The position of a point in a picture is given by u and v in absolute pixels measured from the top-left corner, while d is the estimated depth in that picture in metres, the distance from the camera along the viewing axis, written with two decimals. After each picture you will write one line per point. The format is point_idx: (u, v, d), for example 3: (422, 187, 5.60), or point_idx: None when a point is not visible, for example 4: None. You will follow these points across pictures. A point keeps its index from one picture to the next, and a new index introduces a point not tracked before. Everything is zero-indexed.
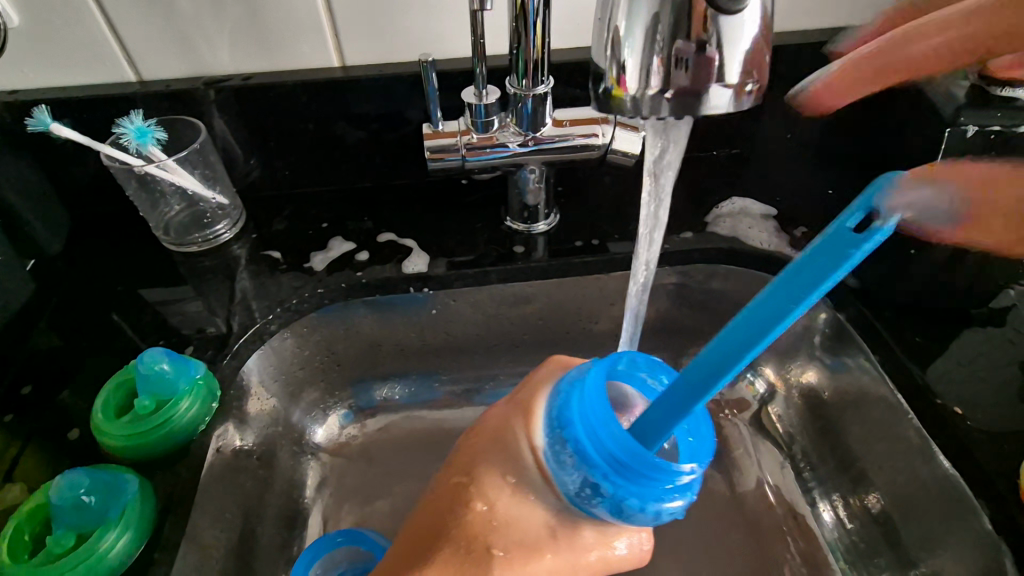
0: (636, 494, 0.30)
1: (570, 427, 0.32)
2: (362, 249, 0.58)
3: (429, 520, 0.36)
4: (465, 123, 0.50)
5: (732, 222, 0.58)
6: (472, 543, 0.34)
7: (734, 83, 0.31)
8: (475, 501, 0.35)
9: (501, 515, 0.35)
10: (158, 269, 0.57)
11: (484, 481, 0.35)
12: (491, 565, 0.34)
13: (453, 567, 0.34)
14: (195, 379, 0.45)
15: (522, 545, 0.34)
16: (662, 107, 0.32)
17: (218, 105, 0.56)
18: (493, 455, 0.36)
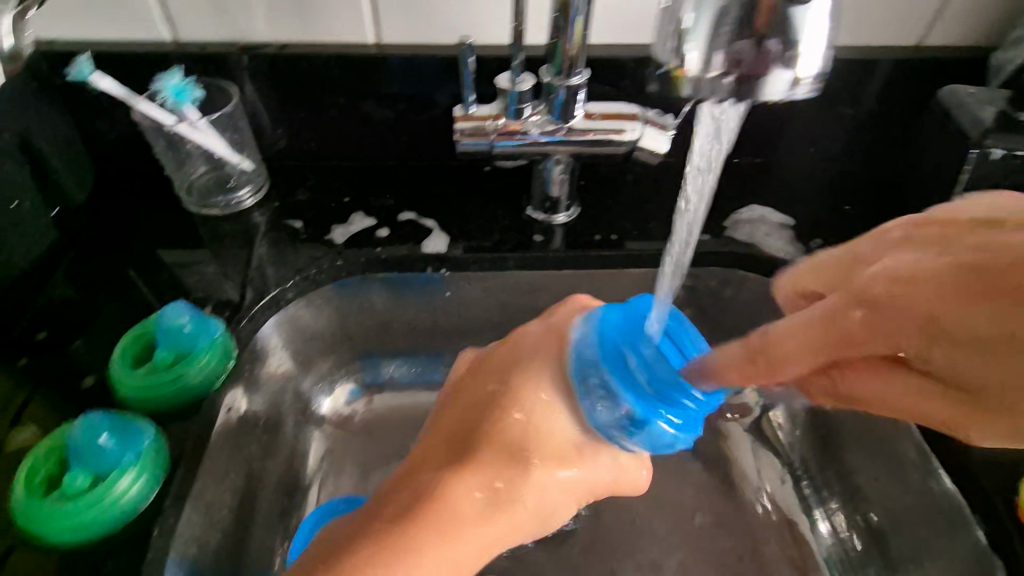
0: (661, 419, 0.34)
1: (610, 352, 0.36)
2: (383, 226, 0.58)
3: (463, 427, 0.40)
4: (497, 108, 0.51)
5: (750, 228, 0.58)
6: (512, 445, 0.38)
7: (800, 72, 0.30)
8: (510, 409, 0.39)
9: (537, 425, 0.38)
10: (179, 229, 0.57)
11: (520, 393, 0.39)
12: (530, 468, 0.38)
13: (495, 466, 0.37)
14: (214, 337, 0.45)
15: (551, 453, 0.38)
16: (721, 94, 0.31)
17: (251, 72, 0.56)
18: (530, 373, 0.40)
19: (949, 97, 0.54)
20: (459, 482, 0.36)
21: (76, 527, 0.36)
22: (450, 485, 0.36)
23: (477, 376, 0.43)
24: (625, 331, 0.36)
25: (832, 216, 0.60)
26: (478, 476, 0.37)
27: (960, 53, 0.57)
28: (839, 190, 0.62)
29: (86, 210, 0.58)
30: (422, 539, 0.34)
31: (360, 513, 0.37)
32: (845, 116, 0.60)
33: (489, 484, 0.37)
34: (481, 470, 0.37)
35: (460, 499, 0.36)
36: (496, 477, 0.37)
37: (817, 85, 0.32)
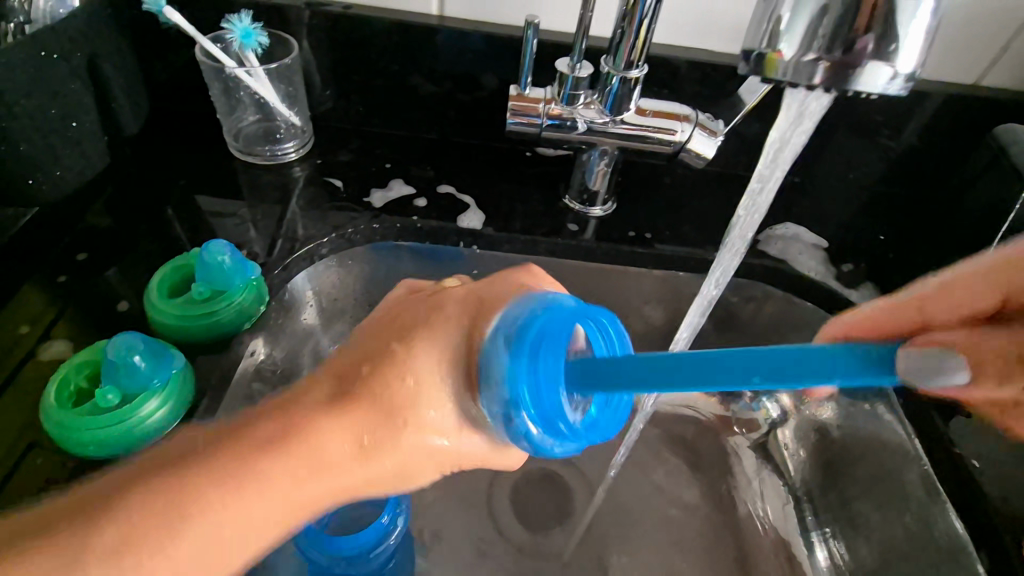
0: (524, 419, 0.28)
1: (522, 340, 0.29)
2: (420, 195, 0.59)
3: (345, 376, 0.32)
4: (551, 92, 0.51)
5: (784, 245, 0.58)
6: (389, 412, 0.31)
7: (896, 67, 0.31)
8: (399, 372, 0.31)
9: (423, 392, 0.31)
10: (222, 173, 0.58)
11: (422, 349, 0.31)
12: (400, 437, 0.31)
13: (360, 430, 0.30)
14: (251, 280, 0.46)
15: (428, 420, 0.31)
16: (818, 78, 0.32)
17: (312, 28, 0.57)
18: (428, 327, 0.32)
19: (1006, 133, 0.54)
20: (327, 436, 0.30)
21: (102, 440, 0.38)
22: (313, 440, 0.30)
23: (388, 320, 0.34)
24: (544, 318, 0.29)
25: (865, 242, 0.60)
26: (340, 439, 0.30)
27: (1015, 96, 0.56)
28: (875, 219, 0.62)
29: (133, 143, 0.59)
30: (262, 484, 0.29)
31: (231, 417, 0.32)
32: (888, 147, 0.60)
33: (357, 446, 0.31)
34: (349, 426, 0.30)
35: (323, 452, 0.30)
36: (361, 438, 0.31)
37: (908, 85, 0.32)
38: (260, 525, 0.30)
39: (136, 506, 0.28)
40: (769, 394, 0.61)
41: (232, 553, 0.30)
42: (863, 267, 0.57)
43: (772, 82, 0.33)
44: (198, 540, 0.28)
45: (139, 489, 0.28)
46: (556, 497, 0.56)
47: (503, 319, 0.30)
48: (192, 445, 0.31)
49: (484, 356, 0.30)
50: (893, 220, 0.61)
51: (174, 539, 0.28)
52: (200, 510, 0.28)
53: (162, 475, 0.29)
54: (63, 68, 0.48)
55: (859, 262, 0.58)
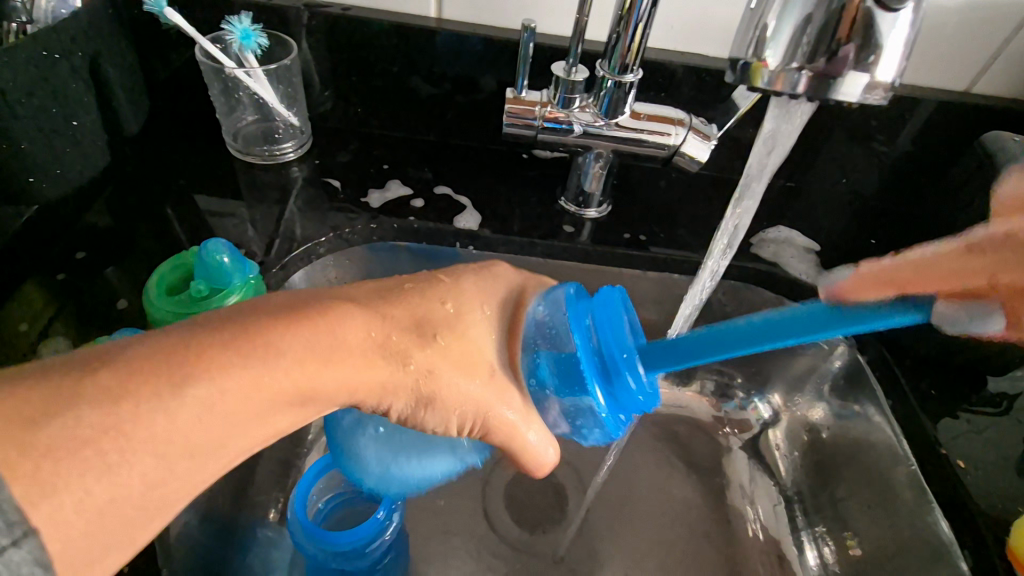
0: (598, 396, 0.33)
1: (581, 332, 0.33)
2: (418, 196, 0.59)
3: (386, 291, 0.35)
4: (547, 95, 0.52)
5: (776, 248, 0.59)
6: (422, 323, 0.33)
7: (873, 77, 0.32)
8: (441, 298, 0.35)
9: (457, 312, 0.34)
10: (221, 173, 0.59)
11: (462, 282, 0.36)
12: (426, 350, 0.33)
13: (389, 333, 0.33)
14: (248, 278, 0.46)
15: (462, 338, 0.34)
16: (801, 86, 0.32)
17: (311, 29, 0.58)
18: (478, 274, 0.37)
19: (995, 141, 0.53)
20: (355, 325, 0.32)
21: None
22: (341, 320, 0.31)
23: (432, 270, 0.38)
24: (593, 311, 0.33)
25: (857, 246, 0.60)
26: (364, 332, 0.32)
27: (1006, 102, 0.57)
28: (867, 222, 0.63)
29: (133, 143, 0.59)
30: (277, 349, 0.29)
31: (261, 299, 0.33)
32: (881, 152, 0.61)
33: (379, 345, 0.32)
34: (382, 326, 0.33)
35: (346, 338, 0.31)
36: (387, 340, 0.33)
37: (889, 94, 0.33)
38: (262, 391, 0.29)
39: (143, 352, 0.27)
40: (761, 394, 0.62)
41: (223, 427, 0.28)
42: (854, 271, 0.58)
43: (758, 90, 0.34)
44: (198, 406, 0.27)
45: (156, 336, 0.27)
46: (549, 496, 0.57)
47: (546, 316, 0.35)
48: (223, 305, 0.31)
49: (540, 349, 0.35)
50: (883, 224, 0.62)
51: (178, 395, 0.26)
52: (206, 366, 0.27)
53: (178, 328, 0.28)
54: (64, 67, 0.49)
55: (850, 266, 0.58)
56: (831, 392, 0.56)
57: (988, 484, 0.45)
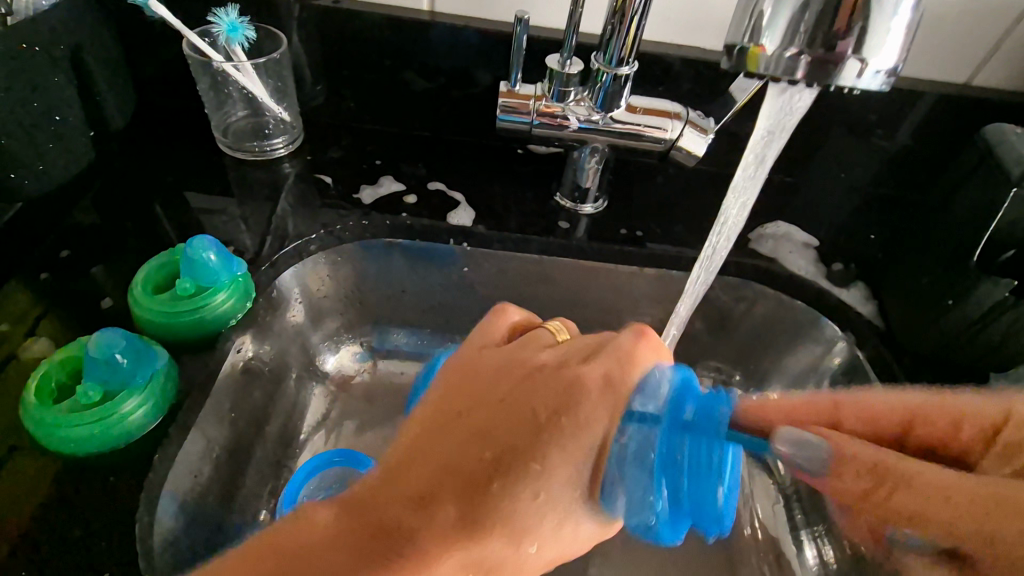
0: (664, 511, 0.28)
1: (674, 415, 0.28)
2: (411, 192, 0.58)
3: (460, 488, 0.28)
4: (542, 88, 0.51)
5: (775, 244, 0.58)
6: (518, 541, 0.28)
7: (873, 62, 0.31)
8: (530, 494, 0.28)
9: (549, 509, 0.29)
10: (210, 169, 0.58)
11: (554, 462, 0.29)
12: (520, 553, 0.29)
13: (484, 553, 0.28)
14: (236, 275, 0.46)
15: (547, 525, 0.29)
16: (799, 72, 0.31)
17: (302, 22, 0.57)
18: (569, 437, 0.29)
19: (994, 133, 0.53)
20: (446, 569, 0.27)
21: (86, 438, 0.37)
22: (443, 565, 0.27)
23: (505, 400, 0.31)
24: (700, 402, 0.28)
25: (856, 242, 0.60)
26: (454, 569, 0.28)
27: (1009, 95, 0.56)
28: (866, 217, 0.62)
29: (121, 139, 0.58)
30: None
31: (323, 526, 0.28)
32: (881, 146, 0.60)
33: (471, 566, 0.28)
34: (477, 552, 0.28)
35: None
36: (478, 560, 0.28)
37: (890, 80, 0.32)
38: None
39: None
40: (760, 392, 0.60)
41: None
42: (853, 266, 0.57)
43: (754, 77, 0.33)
44: None
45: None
46: None
47: (645, 402, 0.30)
48: (288, 558, 0.27)
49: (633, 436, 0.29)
50: (882, 219, 0.62)
51: None
52: None
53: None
54: (45, 61, 0.48)
55: (849, 261, 0.58)
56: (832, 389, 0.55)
57: None
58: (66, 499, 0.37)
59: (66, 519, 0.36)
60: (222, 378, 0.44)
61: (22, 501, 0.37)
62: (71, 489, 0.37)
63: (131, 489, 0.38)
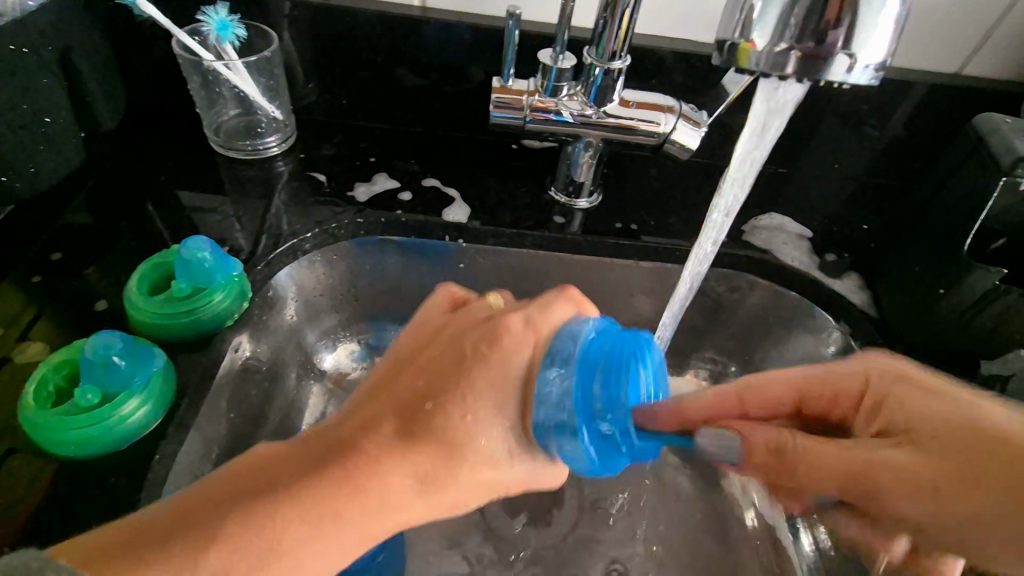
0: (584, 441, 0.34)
1: (588, 359, 0.34)
2: (405, 189, 0.58)
3: (400, 409, 0.34)
4: (534, 84, 0.51)
5: (768, 235, 0.59)
6: (450, 450, 0.34)
7: (863, 56, 0.31)
8: (459, 409, 0.34)
9: (479, 431, 0.34)
10: (203, 169, 0.57)
11: (478, 381, 0.34)
12: (461, 466, 0.34)
13: (430, 463, 0.34)
14: (232, 276, 0.46)
15: (485, 447, 0.34)
16: (790, 67, 0.32)
17: (292, 20, 0.57)
18: (489, 368, 0.34)
19: (986, 123, 0.49)
20: (392, 469, 0.33)
21: (84, 440, 0.38)
22: (384, 464, 0.33)
23: (444, 344, 0.37)
24: (610, 342, 0.35)
25: (848, 232, 0.60)
26: (396, 471, 0.33)
27: (998, 85, 0.57)
28: (858, 208, 0.63)
29: (111, 139, 0.58)
30: (336, 518, 0.32)
31: (291, 444, 0.35)
32: (872, 136, 0.61)
33: (416, 475, 0.34)
34: (415, 458, 0.33)
35: (388, 479, 0.33)
36: (427, 470, 0.34)
37: (879, 74, 0.32)
38: (339, 540, 0.32)
39: (235, 534, 0.30)
40: None
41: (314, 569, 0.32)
42: (846, 256, 0.57)
43: (745, 72, 0.33)
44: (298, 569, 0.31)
45: (219, 529, 0.30)
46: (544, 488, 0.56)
47: (566, 343, 0.35)
48: (257, 470, 0.33)
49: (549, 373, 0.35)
50: (873, 208, 0.62)
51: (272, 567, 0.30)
52: (291, 549, 0.31)
53: (231, 525, 0.30)
54: (32, 61, 0.47)
55: (842, 251, 0.58)
56: None
57: None
58: (64, 501, 0.37)
59: (65, 522, 0.36)
60: (218, 383, 0.44)
61: (20, 504, 0.37)
62: (70, 490, 0.37)
63: (130, 489, 0.38)
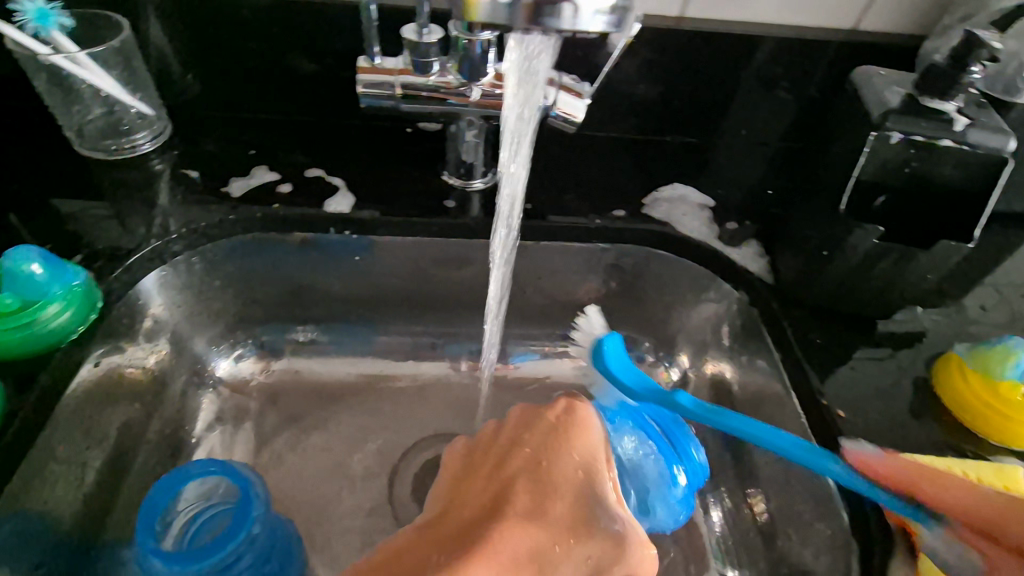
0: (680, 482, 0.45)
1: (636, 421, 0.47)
2: (287, 181, 0.55)
3: (518, 476, 0.37)
4: (403, 61, 0.48)
5: (669, 207, 0.57)
6: (581, 509, 0.35)
7: (588, 2, 0.31)
8: (573, 465, 0.38)
9: (596, 490, 0.37)
10: (65, 171, 0.54)
11: (577, 440, 0.40)
12: (597, 527, 0.34)
13: (564, 522, 0.34)
14: (71, 285, 0.43)
15: (608, 506, 0.36)
16: (519, 17, 0.32)
17: (150, 7, 0.53)
18: (577, 437, 0.41)
19: (861, 77, 0.48)
20: (527, 530, 0.33)
21: None
22: (524, 533, 0.33)
23: (515, 429, 0.42)
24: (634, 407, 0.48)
25: (752, 199, 0.59)
26: (542, 529, 0.34)
27: (891, 41, 0.56)
28: (768, 174, 0.61)
29: None
30: None
31: (416, 532, 0.34)
32: (783, 99, 0.59)
33: (550, 538, 0.33)
34: (547, 521, 0.34)
35: (525, 544, 0.32)
36: (563, 531, 0.34)
37: (616, 20, 0.33)
38: None
39: None
40: (671, 357, 0.59)
41: None
42: (747, 224, 0.56)
43: (480, 24, 0.33)
44: None
45: None
46: None
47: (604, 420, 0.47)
48: (396, 560, 0.31)
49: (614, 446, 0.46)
50: (780, 173, 0.61)
51: None
52: None
53: None
54: None
55: (744, 220, 0.57)
56: (732, 342, 0.54)
57: (868, 427, 0.43)
58: None
59: None
60: (64, 404, 0.42)
61: None
62: None
63: None
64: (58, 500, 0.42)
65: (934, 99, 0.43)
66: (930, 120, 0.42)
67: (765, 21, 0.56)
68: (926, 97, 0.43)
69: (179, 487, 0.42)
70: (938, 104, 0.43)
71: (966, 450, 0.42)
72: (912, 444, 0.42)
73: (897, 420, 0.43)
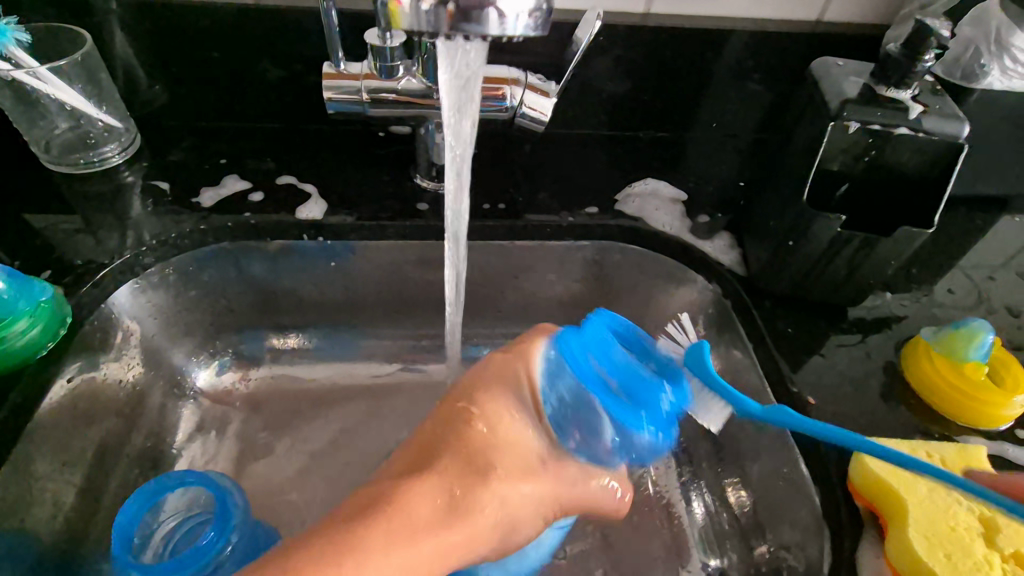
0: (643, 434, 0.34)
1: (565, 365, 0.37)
2: (257, 189, 0.55)
3: (419, 448, 0.37)
4: (368, 66, 0.48)
5: (641, 202, 0.58)
6: (483, 466, 0.36)
7: (509, 7, 0.32)
8: (473, 422, 0.38)
9: (501, 439, 0.38)
10: (33, 187, 0.53)
11: (486, 401, 0.39)
12: (493, 478, 0.36)
13: (458, 474, 0.35)
14: (39, 301, 0.43)
15: (509, 452, 0.37)
16: (443, 26, 0.32)
17: (113, 19, 0.53)
18: (496, 385, 0.40)
19: (820, 68, 0.48)
20: (419, 490, 0.33)
21: None
22: (413, 495, 0.33)
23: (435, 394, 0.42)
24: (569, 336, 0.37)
25: (723, 191, 0.59)
26: (436, 486, 0.34)
27: (853, 31, 0.57)
28: (738, 166, 0.62)
29: None
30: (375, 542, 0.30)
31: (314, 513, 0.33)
32: (749, 92, 0.60)
33: (446, 501, 0.34)
34: (441, 474, 0.35)
35: (419, 508, 0.33)
36: (457, 484, 0.35)
37: (538, 22, 0.33)
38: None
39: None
40: None
41: None
42: (718, 216, 0.57)
43: (406, 32, 0.34)
44: None
45: None
46: None
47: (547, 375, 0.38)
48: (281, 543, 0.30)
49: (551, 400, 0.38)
50: (751, 165, 0.62)
51: None
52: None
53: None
54: None
55: (715, 212, 0.57)
56: (705, 334, 0.55)
57: (838, 413, 0.44)
58: None
59: None
60: (38, 419, 0.42)
61: None
62: None
63: None
64: (34, 518, 0.42)
65: (889, 88, 0.44)
66: (886, 109, 0.43)
67: (728, 15, 0.56)
68: (881, 87, 0.44)
69: (155, 498, 0.42)
70: (893, 94, 0.44)
71: (933, 431, 0.43)
72: (881, 428, 0.43)
73: (868, 404, 0.44)
